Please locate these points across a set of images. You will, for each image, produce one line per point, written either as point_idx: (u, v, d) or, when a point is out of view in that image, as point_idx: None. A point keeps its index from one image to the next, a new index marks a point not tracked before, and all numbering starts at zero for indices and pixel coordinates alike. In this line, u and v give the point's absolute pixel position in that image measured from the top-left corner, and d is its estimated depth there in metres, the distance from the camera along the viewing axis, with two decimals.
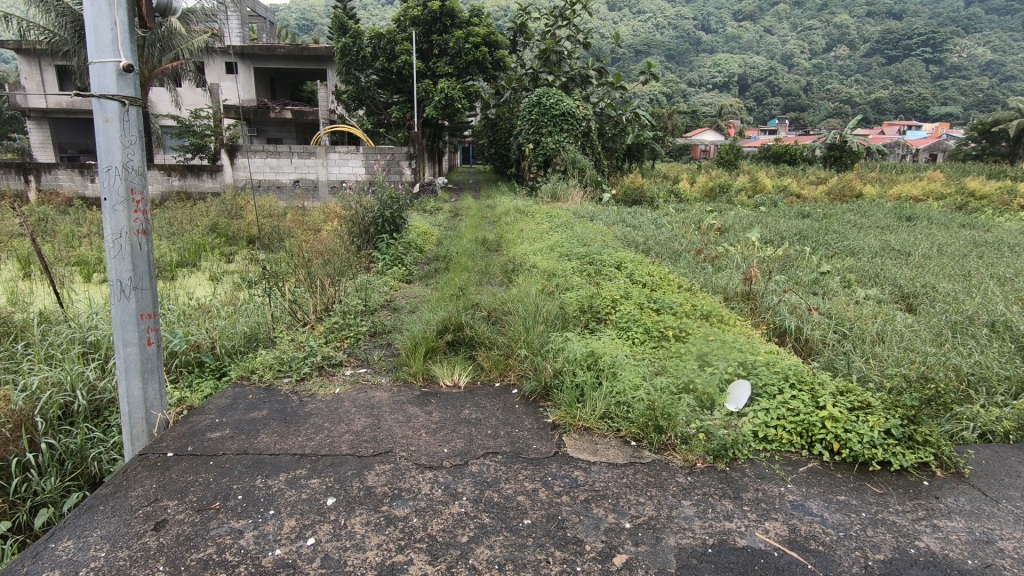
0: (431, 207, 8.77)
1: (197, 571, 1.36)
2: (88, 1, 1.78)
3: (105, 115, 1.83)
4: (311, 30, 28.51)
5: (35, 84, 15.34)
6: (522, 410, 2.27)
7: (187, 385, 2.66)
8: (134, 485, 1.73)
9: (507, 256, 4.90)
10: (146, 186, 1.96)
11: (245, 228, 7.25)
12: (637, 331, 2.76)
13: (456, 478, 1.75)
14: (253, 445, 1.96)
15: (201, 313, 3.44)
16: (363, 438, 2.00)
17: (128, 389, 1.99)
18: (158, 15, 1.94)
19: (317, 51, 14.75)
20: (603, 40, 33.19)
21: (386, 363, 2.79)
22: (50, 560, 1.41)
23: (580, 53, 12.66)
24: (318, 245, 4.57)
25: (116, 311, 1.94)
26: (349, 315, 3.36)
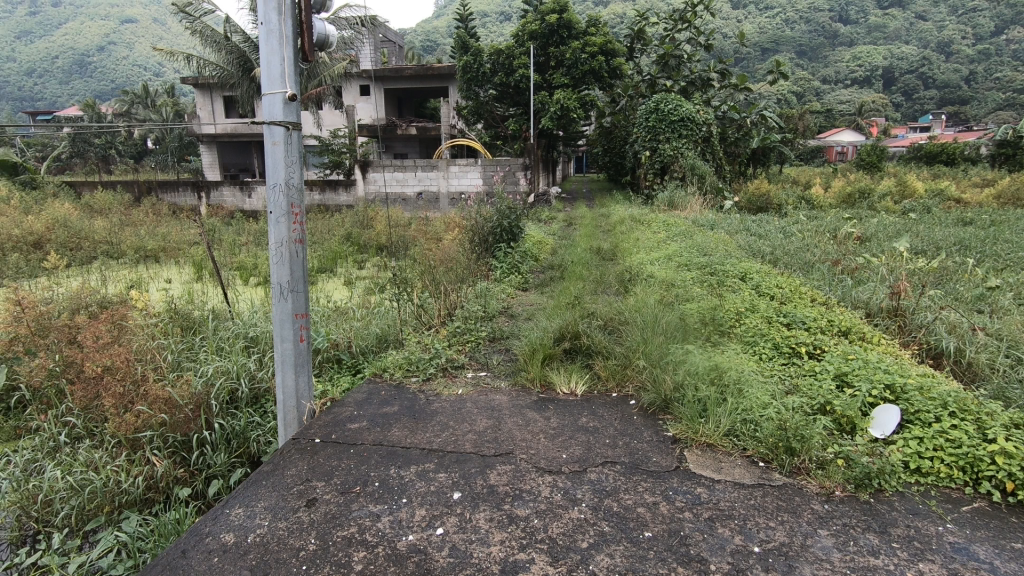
0: (545, 217, 8.90)
1: (342, 546, 1.51)
2: (262, 41, 2.05)
3: (273, 139, 2.10)
4: (435, 50, 30.25)
5: (207, 112, 17.76)
6: (639, 422, 2.24)
7: (329, 380, 2.95)
8: (289, 465, 1.95)
9: (622, 265, 4.84)
10: (303, 201, 2.21)
11: (374, 237, 7.85)
12: (765, 346, 2.61)
13: (575, 484, 1.78)
14: (387, 437, 2.12)
15: (340, 315, 3.80)
16: (486, 438, 2.09)
17: (284, 379, 2.25)
18: (317, 49, 2.21)
19: (440, 70, 15.64)
20: (725, 41, 31.63)
21: (505, 367, 2.88)
22: (226, 524, 1.64)
23: (701, 56, 12.27)
24: (441, 252, 4.81)
25: (276, 310, 2.20)
26: (470, 320, 3.52)
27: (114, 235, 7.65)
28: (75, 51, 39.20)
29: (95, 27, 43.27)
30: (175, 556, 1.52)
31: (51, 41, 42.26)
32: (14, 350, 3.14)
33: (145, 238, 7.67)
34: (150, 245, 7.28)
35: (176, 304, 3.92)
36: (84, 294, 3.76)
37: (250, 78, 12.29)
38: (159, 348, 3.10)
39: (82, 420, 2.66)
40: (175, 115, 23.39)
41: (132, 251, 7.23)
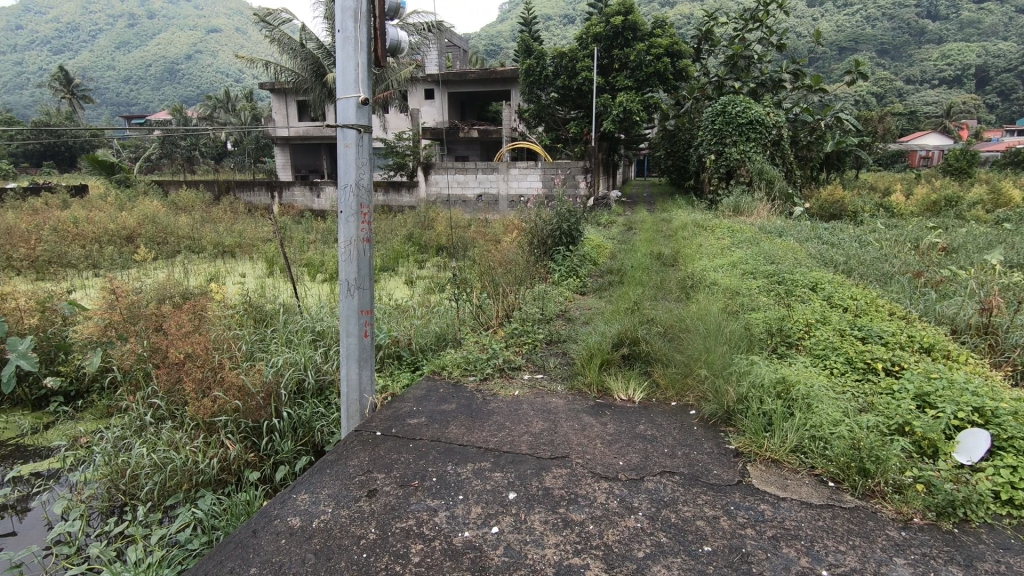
0: (605, 220, 8.82)
1: (400, 538, 1.55)
2: (338, 48, 2.14)
3: (346, 142, 2.18)
4: (498, 54, 30.58)
5: (281, 116, 18.68)
6: (700, 433, 2.17)
7: (389, 375, 3.04)
8: (351, 456, 2.02)
9: (684, 272, 4.73)
10: (371, 202, 2.29)
11: (435, 237, 8.01)
12: (836, 361, 2.48)
13: (632, 492, 1.75)
14: (445, 434, 2.16)
15: (401, 313, 3.91)
16: (541, 440, 2.09)
17: (348, 373, 2.33)
18: (390, 54, 2.28)
19: (504, 73, 15.79)
20: (799, 40, 30.29)
21: (561, 371, 2.86)
22: (293, 508, 1.71)
23: (773, 56, 11.81)
24: (500, 253, 4.85)
25: (343, 306, 2.29)
26: (527, 322, 3.53)
27: (195, 231, 8.17)
28: (166, 59, 42.22)
29: (185, 37, 46.48)
30: (246, 535, 1.60)
31: (147, 51, 45.74)
32: (107, 335, 3.40)
33: (223, 234, 8.15)
34: (227, 241, 7.73)
35: (250, 296, 4.15)
36: (170, 285, 4.03)
37: (322, 83, 12.82)
38: (235, 338, 3.28)
39: (165, 402, 2.86)
40: (253, 118, 24.74)
41: (212, 246, 7.70)
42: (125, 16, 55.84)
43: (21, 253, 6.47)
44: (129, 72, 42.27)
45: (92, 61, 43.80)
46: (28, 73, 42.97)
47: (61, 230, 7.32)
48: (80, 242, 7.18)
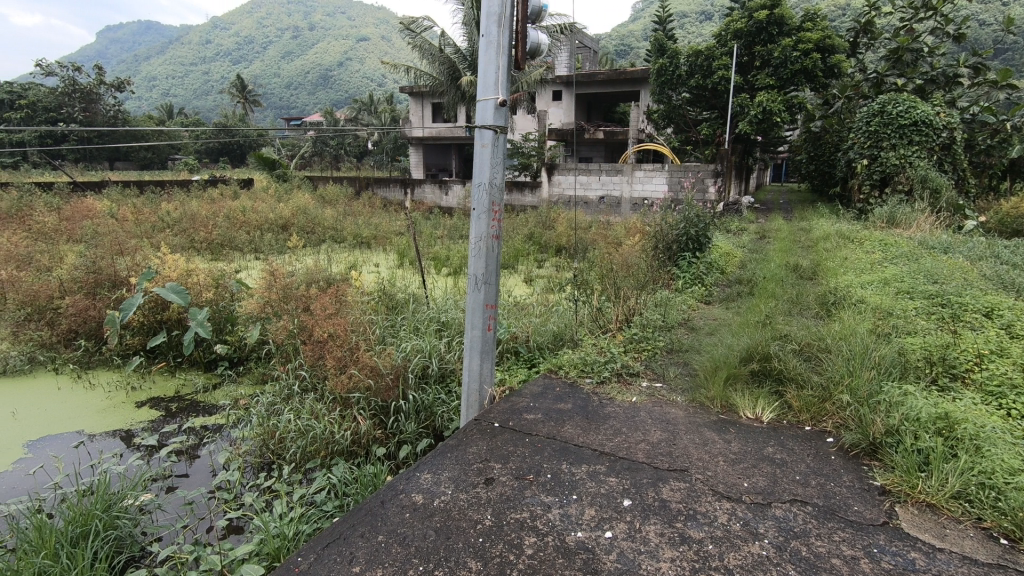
0: (735, 227, 8.34)
1: (514, 528, 1.59)
2: (481, 52, 2.23)
3: (482, 142, 2.27)
4: (629, 54, 30.08)
5: (417, 118, 19.85)
6: (838, 463, 1.98)
7: (507, 370, 3.13)
8: (470, 443, 2.10)
9: (825, 286, 4.34)
10: (502, 200, 2.36)
11: (555, 237, 8.07)
12: (1015, 401, 2.13)
13: (757, 516, 1.64)
14: (560, 432, 2.18)
15: (521, 310, 4.00)
16: (659, 450, 2.04)
17: (470, 363, 2.43)
18: (528, 56, 2.33)
19: (634, 74, 15.49)
20: (982, 29, 26.36)
21: (682, 382, 2.75)
22: (416, 485, 1.83)
23: (948, 48, 10.43)
24: (622, 256, 4.77)
25: (470, 300, 2.39)
26: (648, 328, 3.44)
27: (338, 223, 8.95)
28: (321, 67, 46.74)
29: (339, 46, 51.04)
30: (376, 505, 1.73)
31: (307, 59, 50.87)
32: (265, 312, 3.84)
33: (362, 226, 8.85)
34: (365, 233, 8.39)
35: (384, 285, 4.48)
36: (317, 271, 4.46)
37: (456, 86, 13.42)
38: (370, 323, 3.56)
39: (309, 375, 3.17)
40: (392, 120, 26.58)
41: (352, 237, 8.40)
42: (290, 29, 62.54)
43: (201, 236, 7.52)
44: (291, 79, 47.29)
45: (262, 70, 49.70)
46: (214, 81, 49.70)
47: (231, 217, 8.39)
48: (246, 229, 8.18)
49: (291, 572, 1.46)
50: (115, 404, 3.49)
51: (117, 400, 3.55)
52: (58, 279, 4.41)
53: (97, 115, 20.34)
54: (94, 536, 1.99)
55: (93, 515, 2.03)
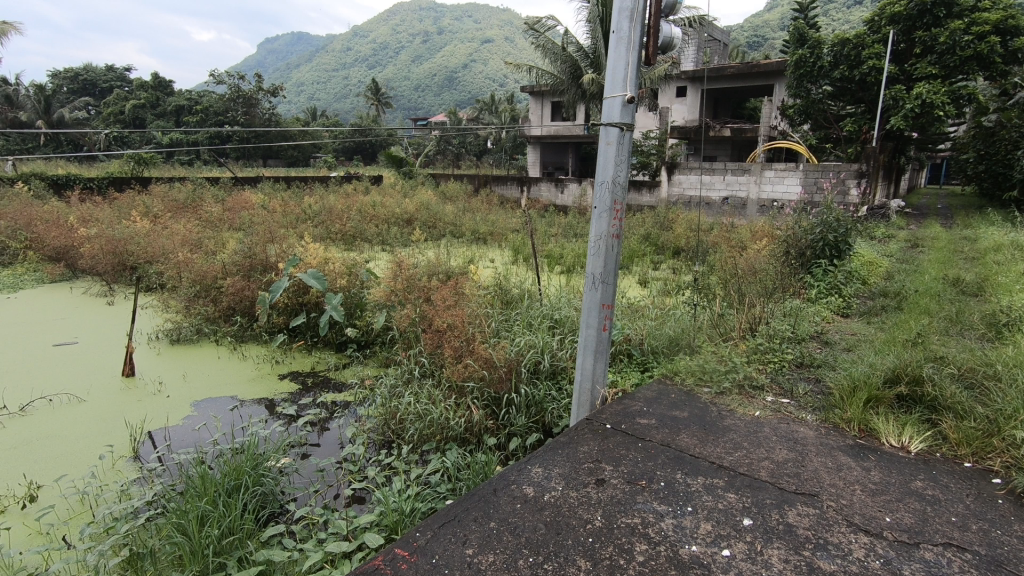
0: (880, 234, 7.51)
1: (625, 533, 1.56)
2: (611, 49, 2.21)
3: (608, 139, 2.25)
4: (763, 46, 28.22)
5: (537, 116, 20.06)
6: (1006, 509, 1.72)
7: (620, 373, 3.07)
8: (581, 442, 2.09)
9: (995, 304, 3.77)
10: (625, 198, 2.31)
11: (673, 239, 7.77)
12: None
13: (901, 556, 1.48)
14: (676, 440, 2.10)
15: (637, 313, 3.91)
16: (785, 470, 1.90)
17: (583, 362, 2.42)
18: (660, 51, 2.25)
19: (768, 67, 14.45)
20: None
21: (813, 400, 2.53)
22: (527, 478, 1.85)
23: None
24: (747, 261, 4.49)
25: (586, 298, 2.38)
26: (775, 339, 3.21)
27: (458, 218, 9.32)
28: (448, 70, 48.92)
29: (465, 49, 52.98)
30: (488, 493, 1.79)
31: (435, 62, 53.44)
32: (391, 300, 4.10)
33: (479, 222, 9.14)
34: (483, 229, 8.65)
35: (500, 280, 4.60)
36: (438, 264, 4.68)
37: (577, 84, 13.34)
38: (486, 316, 3.67)
39: (428, 362, 3.34)
40: (511, 119, 27.13)
41: (470, 233, 8.71)
42: (421, 35, 66.15)
43: (337, 228, 8.19)
44: (420, 81, 49.93)
45: (395, 75, 53.09)
46: (352, 84, 53.86)
47: (363, 211, 9.06)
48: (375, 222, 8.79)
49: (409, 545, 1.56)
50: (262, 375, 3.92)
51: (264, 371, 3.98)
52: (221, 262, 5.03)
53: (255, 118, 22.90)
54: (245, 489, 2.26)
55: (244, 471, 2.30)
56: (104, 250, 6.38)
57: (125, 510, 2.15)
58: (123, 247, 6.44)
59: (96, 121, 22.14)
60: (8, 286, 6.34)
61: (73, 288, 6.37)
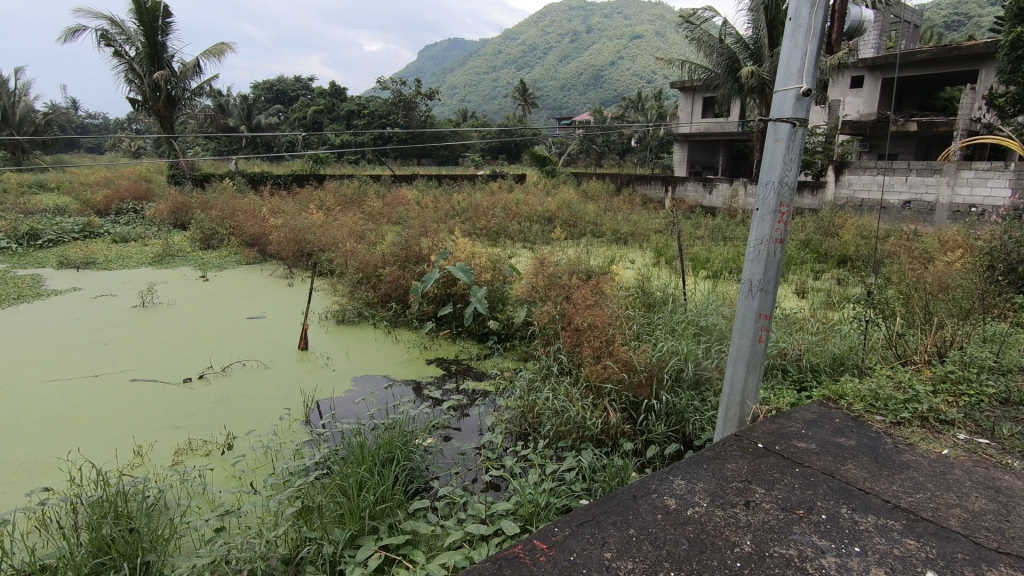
0: None
1: (779, 564, 1.44)
2: (787, 39, 2.03)
3: (776, 136, 2.07)
4: (966, 24, 24.18)
5: (686, 113, 19.18)
6: None
7: (773, 390, 2.84)
8: (729, 459, 1.96)
9: None
10: (793, 201, 2.12)
11: (838, 245, 6.97)
12: None
13: None
14: (840, 470, 1.89)
15: (795, 325, 3.58)
16: (982, 523, 1.62)
17: (733, 373, 2.27)
18: (844, 39, 2.03)
19: (972, 49, 12.35)
20: None
21: (1022, 444, 2.12)
22: (669, 488, 1.79)
23: None
24: (935, 275, 3.90)
25: (741, 306, 2.23)
26: (971, 368, 2.74)
27: (599, 218, 9.25)
28: (596, 69, 48.72)
29: (613, 46, 52.31)
30: (628, 498, 1.75)
31: (582, 61, 53.47)
32: (533, 296, 4.21)
33: (621, 222, 8.99)
34: (624, 229, 8.49)
35: (642, 281, 4.48)
36: (580, 263, 4.68)
37: (734, 78, 12.47)
38: (626, 318, 3.61)
39: (567, 360, 3.38)
40: (658, 116, 26.23)
41: (610, 232, 8.60)
42: (570, 35, 66.59)
43: (482, 224, 8.57)
44: (567, 81, 50.37)
45: (542, 76, 54.16)
46: (501, 86, 55.91)
47: (507, 209, 9.37)
48: (518, 220, 9.04)
49: (548, 538, 1.58)
50: (412, 358, 4.24)
51: (414, 355, 4.30)
52: (382, 252, 5.51)
53: (413, 120, 24.72)
54: (395, 462, 2.46)
55: (395, 445, 2.50)
56: (287, 239, 7.32)
57: (298, 467, 2.45)
58: (302, 237, 7.34)
59: (285, 126, 25.43)
60: (216, 266, 7.54)
61: (263, 270, 7.39)
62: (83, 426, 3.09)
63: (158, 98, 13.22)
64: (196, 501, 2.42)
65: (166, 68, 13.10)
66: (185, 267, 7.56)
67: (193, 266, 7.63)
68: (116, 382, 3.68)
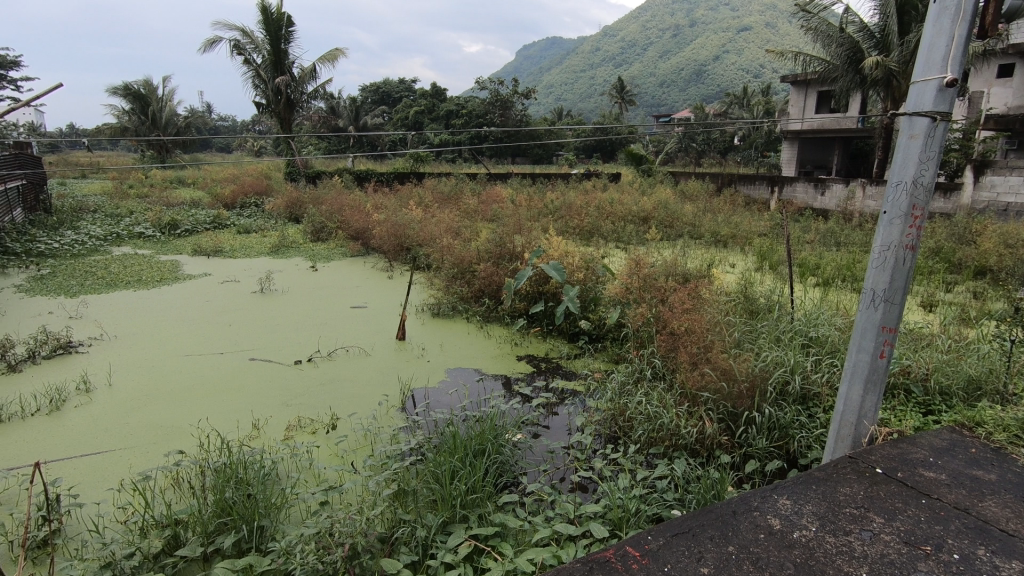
0: None
1: None
2: (930, 24, 1.83)
3: (912, 132, 1.88)
4: None
5: (797, 109, 17.92)
6: None
7: (893, 412, 2.59)
8: (843, 482, 1.81)
9: None
10: (929, 204, 1.91)
11: (976, 254, 6.22)
12: None
13: None
14: (977, 507, 1.69)
15: (923, 342, 3.24)
16: None
17: (848, 390, 2.08)
18: (1002, 21, 1.79)
19: None
20: None
21: None
22: (773, 508, 1.68)
23: None
24: None
25: (861, 318, 2.04)
26: None
27: (698, 219, 8.88)
28: (698, 64, 46.86)
29: (717, 39, 49.99)
30: (726, 513, 1.66)
31: (684, 56, 51.61)
32: (627, 297, 4.12)
33: (721, 224, 8.58)
34: (725, 231, 8.10)
35: (745, 287, 4.25)
36: (677, 265, 4.52)
37: (856, 70, 11.46)
38: (727, 324, 3.45)
39: (661, 364, 3.29)
40: (765, 112, 24.76)
41: (709, 234, 8.24)
42: (672, 29, 64.51)
43: (575, 223, 8.52)
44: (666, 77, 48.85)
45: (641, 73, 52.95)
46: (598, 83, 55.32)
47: (601, 208, 9.25)
48: (612, 220, 8.90)
49: (640, 546, 1.54)
50: (504, 353, 4.30)
51: (505, 350, 4.37)
52: (477, 249, 5.63)
53: (509, 119, 25.05)
54: (486, 454, 2.51)
55: (486, 438, 2.55)
56: (389, 233, 7.69)
57: (395, 451, 2.57)
58: (403, 232, 7.68)
59: (389, 126, 26.73)
60: (325, 257, 8.08)
61: (366, 263, 7.82)
62: (211, 398, 3.42)
63: (278, 101, 14.37)
64: (304, 474, 2.61)
65: (286, 73, 14.20)
66: (297, 258, 8.16)
67: (304, 256, 8.23)
68: (238, 360, 4.05)
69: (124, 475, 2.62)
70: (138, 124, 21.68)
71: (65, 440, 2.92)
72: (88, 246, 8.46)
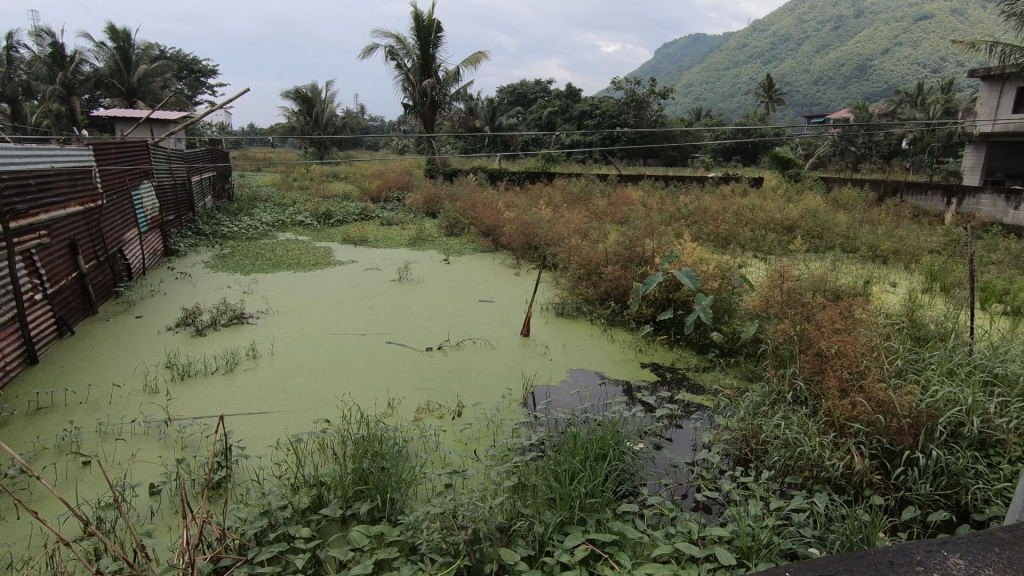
0: None
1: None
2: None
3: None
4: None
5: (988, 108, 15.39)
6: None
7: None
8: None
9: None
10: None
11: None
12: None
13: None
14: None
15: None
16: None
17: None
18: None
19: None
20: None
21: None
22: (941, 565, 1.46)
23: None
24: None
25: None
26: None
27: (854, 230, 8.00)
28: (863, 59, 42.27)
29: (889, 31, 44.55)
30: (882, 563, 1.47)
31: (845, 50, 46.85)
32: (767, 311, 3.84)
33: (882, 236, 7.65)
34: (886, 246, 7.21)
35: (913, 309, 3.75)
36: (828, 279, 4.11)
37: None
38: (887, 350, 3.08)
39: (804, 387, 3.03)
40: (946, 112, 21.62)
41: (866, 248, 7.41)
42: (833, 21, 58.80)
43: (710, 229, 8.11)
44: (823, 74, 44.62)
45: (793, 70, 48.96)
46: (743, 81, 52.06)
47: (740, 213, 8.69)
48: (751, 227, 8.32)
49: None
50: (627, 359, 4.21)
51: (629, 356, 4.27)
52: (606, 251, 5.56)
53: (644, 120, 24.43)
54: (607, 460, 2.48)
55: (608, 443, 2.52)
56: (518, 231, 7.86)
57: (517, 445, 2.62)
58: (532, 230, 7.80)
59: (523, 126, 27.34)
60: (456, 251, 8.47)
61: (495, 258, 8.08)
62: (352, 375, 3.75)
63: (424, 102, 15.30)
64: (432, 455, 2.76)
65: (433, 76, 15.06)
66: (432, 250, 8.65)
67: (439, 250, 8.68)
68: (377, 342, 4.39)
69: (281, 434, 2.96)
70: (304, 124, 24.30)
71: (236, 398, 3.37)
72: (260, 230, 9.65)
